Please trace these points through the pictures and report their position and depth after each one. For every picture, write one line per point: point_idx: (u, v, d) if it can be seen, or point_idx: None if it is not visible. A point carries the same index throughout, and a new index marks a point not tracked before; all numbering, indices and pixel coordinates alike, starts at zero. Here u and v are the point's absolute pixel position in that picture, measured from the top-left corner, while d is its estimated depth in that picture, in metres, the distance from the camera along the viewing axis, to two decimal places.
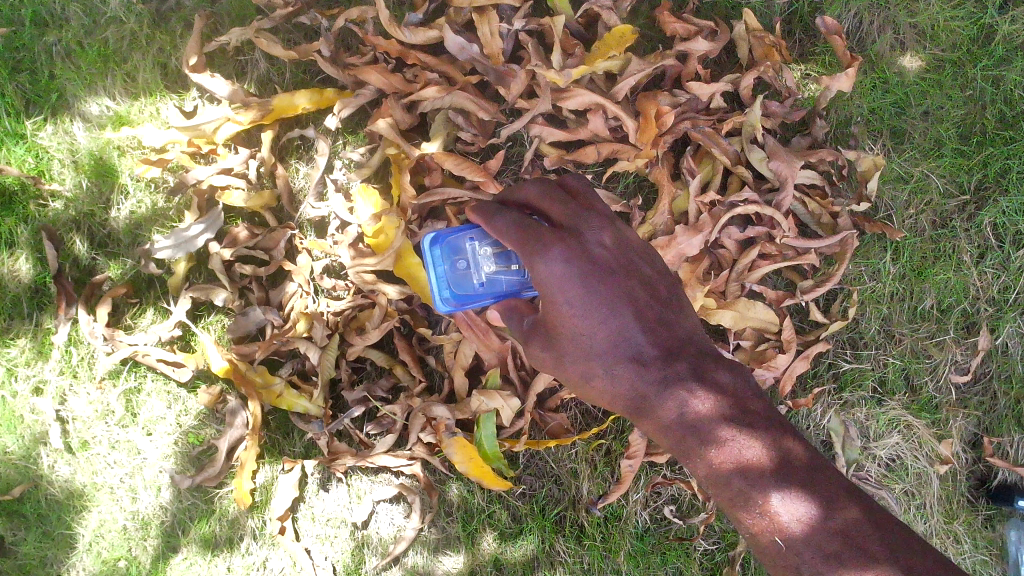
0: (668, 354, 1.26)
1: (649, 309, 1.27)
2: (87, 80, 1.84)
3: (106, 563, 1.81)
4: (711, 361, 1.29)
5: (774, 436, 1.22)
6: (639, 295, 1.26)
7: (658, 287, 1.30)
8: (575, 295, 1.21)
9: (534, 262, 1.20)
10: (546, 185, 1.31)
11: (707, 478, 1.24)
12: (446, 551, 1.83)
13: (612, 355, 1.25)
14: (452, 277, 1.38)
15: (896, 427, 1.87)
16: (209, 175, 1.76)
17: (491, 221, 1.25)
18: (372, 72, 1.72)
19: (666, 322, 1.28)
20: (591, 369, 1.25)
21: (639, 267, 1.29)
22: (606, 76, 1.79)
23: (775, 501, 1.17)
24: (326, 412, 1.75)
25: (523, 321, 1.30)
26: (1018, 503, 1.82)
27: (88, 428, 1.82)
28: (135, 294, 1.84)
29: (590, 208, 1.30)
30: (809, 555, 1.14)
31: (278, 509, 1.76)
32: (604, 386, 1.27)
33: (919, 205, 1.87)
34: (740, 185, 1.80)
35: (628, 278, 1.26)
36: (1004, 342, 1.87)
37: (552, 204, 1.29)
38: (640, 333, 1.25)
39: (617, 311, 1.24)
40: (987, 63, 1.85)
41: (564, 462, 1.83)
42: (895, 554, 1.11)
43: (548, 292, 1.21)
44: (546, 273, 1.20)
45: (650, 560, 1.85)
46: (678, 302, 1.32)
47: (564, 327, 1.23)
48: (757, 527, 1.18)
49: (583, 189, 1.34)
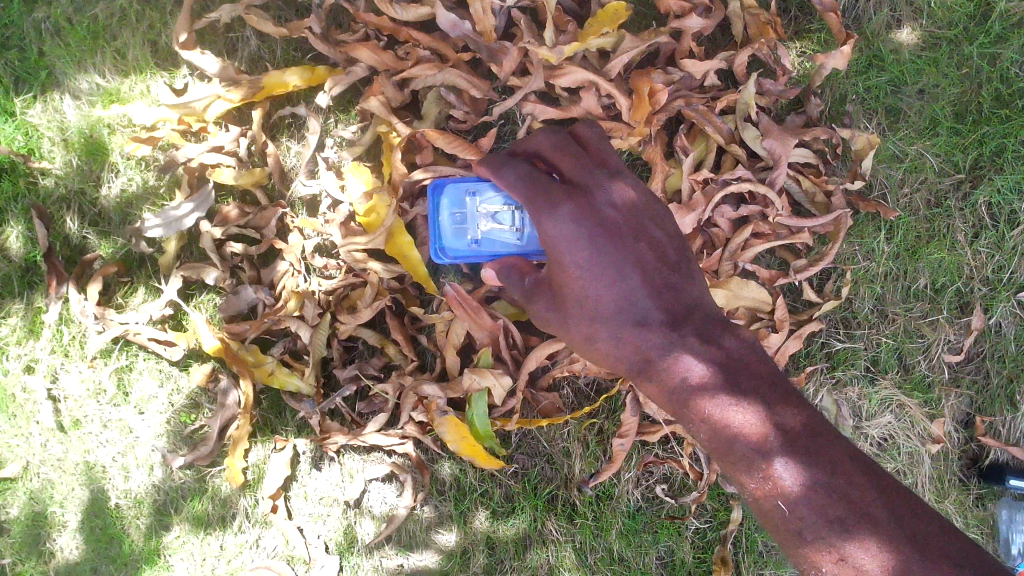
0: (673, 319, 1.27)
1: (657, 273, 1.27)
2: (76, 57, 1.82)
3: (100, 541, 1.81)
4: (717, 326, 1.28)
5: (778, 401, 1.21)
6: (648, 259, 1.27)
7: (667, 250, 1.29)
8: (582, 256, 1.23)
9: (543, 220, 1.24)
10: (560, 139, 1.33)
11: (710, 443, 1.24)
12: (438, 530, 1.83)
13: (617, 319, 1.26)
14: (450, 229, 1.54)
15: (889, 406, 1.87)
16: (199, 153, 1.75)
17: (500, 175, 1.31)
18: (363, 49, 1.70)
19: (673, 286, 1.28)
20: (595, 332, 1.27)
21: (648, 229, 1.28)
22: (600, 54, 1.77)
23: (778, 464, 1.16)
24: (318, 391, 1.75)
25: (522, 279, 1.32)
26: (1009, 482, 1.83)
27: (80, 406, 1.82)
28: (127, 273, 1.83)
29: (602, 162, 1.31)
30: (812, 519, 1.13)
31: (270, 487, 1.77)
32: (607, 349, 1.28)
33: (914, 184, 1.85)
34: (734, 163, 1.78)
35: (636, 242, 1.26)
36: (998, 321, 1.87)
37: (564, 157, 1.31)
38: (646, 296, 1.26)
39: (624, 275, 1.25)
40: (983, 40, 1.84)
41: (556, 441, 1.83)
42: (899, 518, 1.09)
43: (556, 251, 1.24)
44: (554, 233, 1.23)
45: (642, 538, 1.86)
46: (688, 265, 1.31)
47: (570, 288, 1.25)
48: (761, 493, 1.18)
49: (598, 140, 1.34)
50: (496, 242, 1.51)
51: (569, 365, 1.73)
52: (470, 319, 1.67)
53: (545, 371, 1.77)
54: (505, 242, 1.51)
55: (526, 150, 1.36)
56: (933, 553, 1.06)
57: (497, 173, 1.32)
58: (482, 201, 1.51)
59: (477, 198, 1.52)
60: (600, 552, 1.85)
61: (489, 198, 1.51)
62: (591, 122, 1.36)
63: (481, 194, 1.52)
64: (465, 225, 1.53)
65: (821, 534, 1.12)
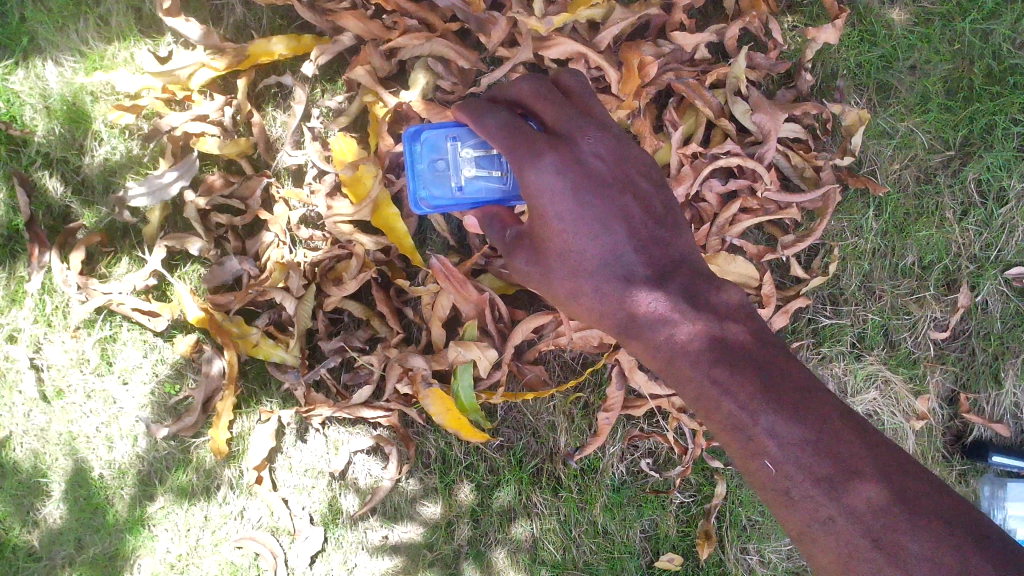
0: (659, 274, 1.26)
1: (643, 228, 1.26)
2: (59, 23, 1.80)
3: (83, 511, 1.81)
4: (705, 281, 1.28)
5: (764, 359, 1.19)
6: (633, 212, 1.26)
7: (653, 203, 1.28)
8: (565, 209, 1.21)
9: (524, 171, 1.21)
10: (543, 89, 1.29)
11: (696, 401, 1.21)
12: (423, 502, 1.83)
13: (601, 274, 1.25)
14: (431, 179, 1.49)
15: (874, 382, 1.87)
16: (183, 122, 1.73)
17: (480, 122, 1.28)
18: (350, 18, 1.68)
19: (659, 240, 1.27)
20: (579, 287, 1.26)
21: (635, 181, 1.27)
22: (590, 25, 1.75)
23: (763, 423, 1.13)
24: (303, 362, 1.74)
25: (505, 231, 1.34)
26: (993, 459, 1.84)
27: (63, 376, 1.81)
28: (109, 243, 1.81)
29: (588, 113, 1.29)
30: (800, 478, 1.10)
31: (255, 458, 1.76)
32: (591, 305, 1.27)
33: (903, 160, 1.84)
34: (723, 138, 1.78)
35: (622, 194, 1.25)
36: (984, 299, 1.87)
37: (548, 106, 1.28)
38: (632, 251, 1.25)
39: (609, 229, 1.24)
40: (976, 16, 1.82)
41: (542, 415, 1.83)
42: (889, 476, 1.08)
43: (538, 203, 1.21)
44: (538, 184, 1.20)
45: (626, 512, 1.86)
46: (676, 219, 1.30)
47: (554, 243, 1.24)
48: (744, 451, 1.15)
49: (581, 90, 1.32)
50: (480, 189, 1.46)
51: (555, 339, 1.72)
52: (460, 291, 1.67)
53: (532, 344, 1.77)
54: (490, 188, 1.46)
55: (507, 98, 1.32)
56: (921, 511, 1.05)
57: (478, 122, 1.29)
58: (464, 145, 1.47)
59: (458, 143, 1.47)
60: (584, 525, 1.85)
61: (471, 143, 1.47)
62: (574, 70, 1.34)
63: (462, 139, 1.48)
64: (448, 172, 1.48)
65: (808, 493, 1.10)
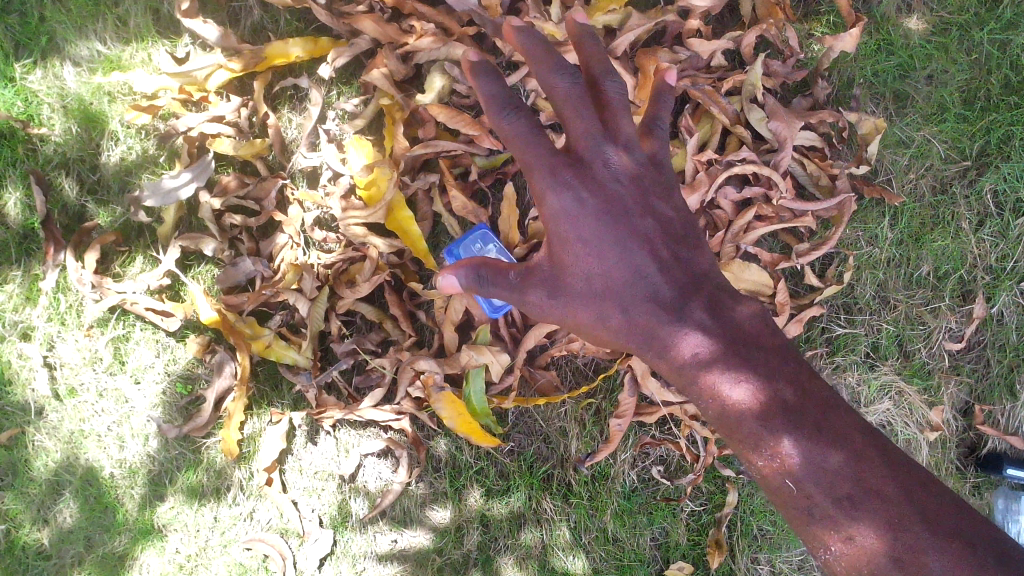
0: (682, 293, 1.25)
1: (664, 248, 1.26)
2: (78, 23, 1.80)
3: (93, 510, 1.81)
4: (727, 298, 1.27)
5: (785, 374, 1.18)
6: (655, 234, 1.25)
7: (675, 224, 1.28)
8: (586, 230, 1.22)
9: (546, 197, 1.22)
10: (580, 93, 1.25)
11: (719, 420, 1.21)
12: (433, 506, 1.83)
13: (625, 297, 1.24)
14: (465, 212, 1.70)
15: (887, 393, 1.84)
16: (199, 123, 1.74)
17: (500, 127, 1.23)
18: (367, 21, 1.68)
19: (682, 259, 1.27)
20: (603, 312, 1.25)
21: (655, 202, 1.27)
22: (606, 31, 1.75)
23: (784, 441, 1.13)
24: (315, 364, 1.74)
25: (503, 280, 1.24)
26: (1006, 471, 1.79)
27: (75, 374, 1.81)
28: (125, 242, 1.82)
29: (613, 130, 1.25)
30: (821, 499, 1.10)
31: (264, 460, 1.76)
32: (616, 328, 1.26)
33: (919, 169, 1.84)
34: (738, 145, 1.77)
35: (644, 217, 1.25)
36: (1000, 310, 1.84)
37: (573, 116, 1.24)
38: (655, 271, 1.24)
39: (630, 251, 1.24)
40: (994, 26, 1.81)
41: (554, 421, 1.82)
42: (911, 496, 1.07)
43: (560, 227, 1.22)
44: (558, 208, 1.21)
45: (636, 519, 1.84)
46: (697, 239, 1.30)
47: (577, 267, 1.23)
48: (767, 467, 1.15)
49: (613, 101, 1.26)
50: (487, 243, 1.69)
51: (567, 345, 1.71)
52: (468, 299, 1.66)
53: (544, 350, 1.76)
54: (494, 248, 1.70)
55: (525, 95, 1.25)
56: (943, 531, 1.03)
57: (497, 123, 1.24)
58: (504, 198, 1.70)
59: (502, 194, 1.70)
60: (594, 532, 1.84)
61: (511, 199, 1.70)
62: (613, 72, 1.27)
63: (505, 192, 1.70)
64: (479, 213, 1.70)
65: (830, 512, 1.10)
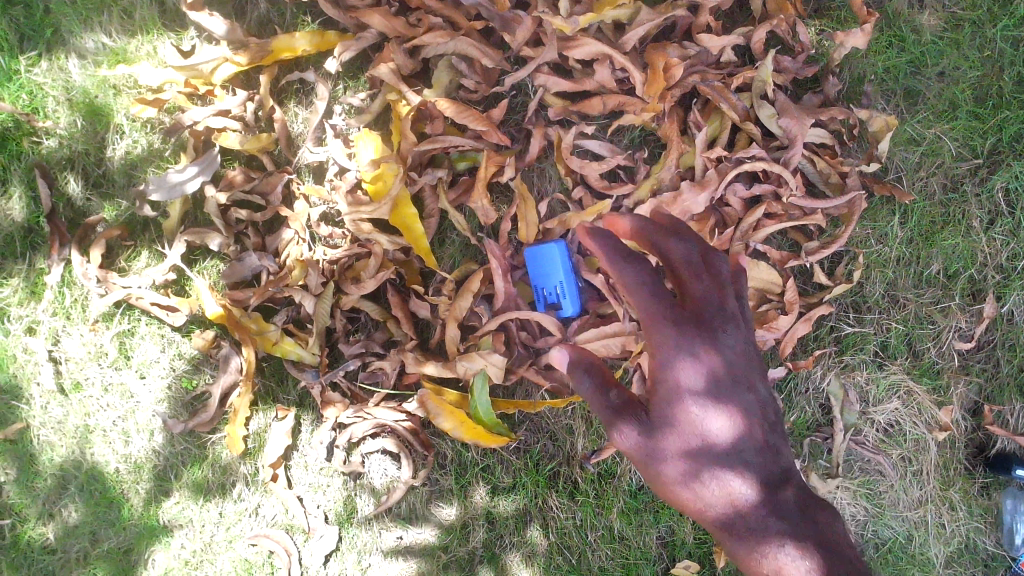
0: (769, 483, 1.09)
1: (764, 442, 1.11)
2: (83, 15, 1.79)
3: (99, 505, 1.80)
4: (815, 505, 1.10)
5: (849, 560, 1.03)
6: (756, 411, 1.11)
7: (775, 414, 1.13)
8: (682, 367, 1.11)
9: (657, 353, 1.12)
10: (704, 258, 1.13)
11: None
12: (439, 503, 1.83)
13: (711, 460, 1.10)
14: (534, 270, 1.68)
15: (896, 392, 1.81)
16: (205, 117, 1.73)
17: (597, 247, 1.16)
18: (374, 15, 1.68)
19: (774, 454, 1.11)
20: (691, 471, 1.11)
21: (755, 380, 1.13)
22: (615, 26, 1.73)
23: (734, 481, 1.10)
24: (322, 361, 1.74)
25: (604, 388, 1.16)
26: (1016, 472, 1.76)
27: (81, 369, 1.81)
28: (130, 236, 1.81)
29: (725, 297, 1.13)
30: None
31: (270, 456, 1.77)
32: (701, 502, 1.11)
33: (930, 167, 1.82)
34: (749, 143, 1.75)
35: (746, 390, 1.12)
36: (1010, 310, 1.81)
37: (689, 277, 1.12)
38: (751, 454, 1.10)
39: (726, 403, 1.11)
40: (1007, 23, 1.79)
41: (560, 418, 1.81)
42: None
43: (657, 356, 1.12)
44: (665, 369, 1.12)
45: (642, 518, 1.83)
46: (784, 444, 1.14)
47: (669, 405, 1.12)
48: (716, 504, 1.10)
49: (723, 273, 1.14)
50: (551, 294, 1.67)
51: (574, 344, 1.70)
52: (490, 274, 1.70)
53: (550, 347, 1.73)
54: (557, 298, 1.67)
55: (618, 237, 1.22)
56: None
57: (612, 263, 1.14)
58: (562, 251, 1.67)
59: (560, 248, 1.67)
60: (600, 529, 1.83)
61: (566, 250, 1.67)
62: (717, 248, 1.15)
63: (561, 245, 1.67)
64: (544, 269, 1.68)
65: None
